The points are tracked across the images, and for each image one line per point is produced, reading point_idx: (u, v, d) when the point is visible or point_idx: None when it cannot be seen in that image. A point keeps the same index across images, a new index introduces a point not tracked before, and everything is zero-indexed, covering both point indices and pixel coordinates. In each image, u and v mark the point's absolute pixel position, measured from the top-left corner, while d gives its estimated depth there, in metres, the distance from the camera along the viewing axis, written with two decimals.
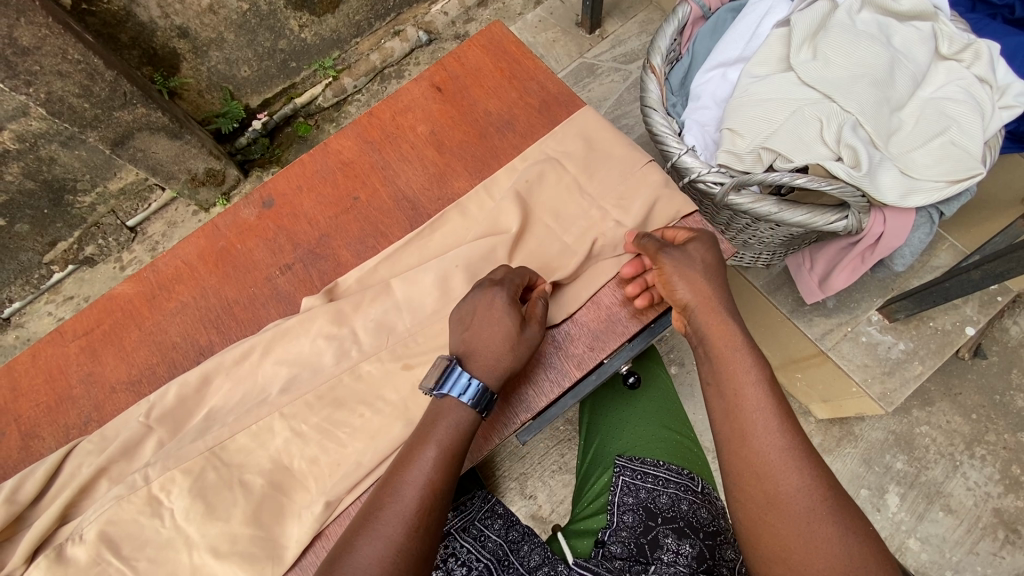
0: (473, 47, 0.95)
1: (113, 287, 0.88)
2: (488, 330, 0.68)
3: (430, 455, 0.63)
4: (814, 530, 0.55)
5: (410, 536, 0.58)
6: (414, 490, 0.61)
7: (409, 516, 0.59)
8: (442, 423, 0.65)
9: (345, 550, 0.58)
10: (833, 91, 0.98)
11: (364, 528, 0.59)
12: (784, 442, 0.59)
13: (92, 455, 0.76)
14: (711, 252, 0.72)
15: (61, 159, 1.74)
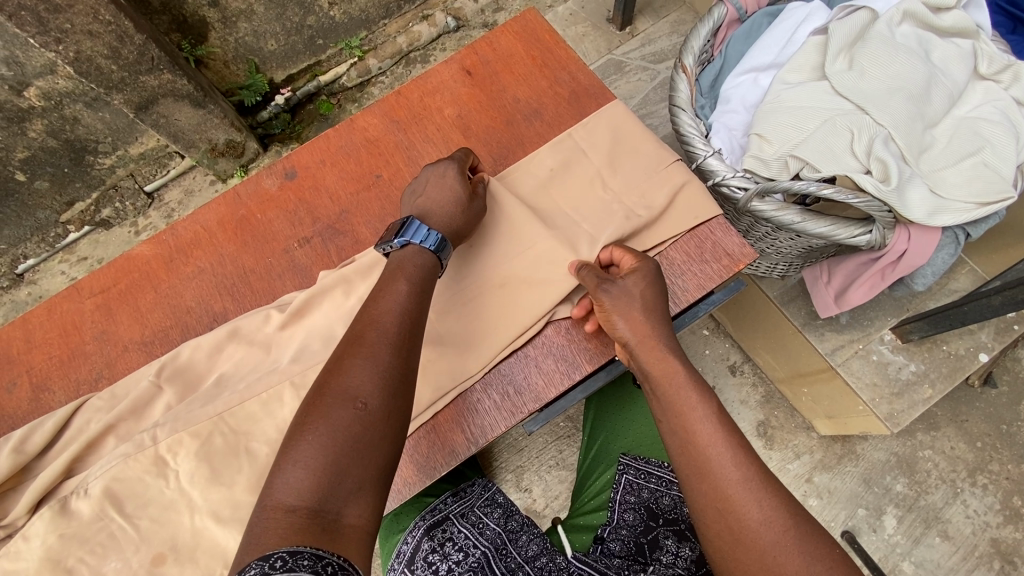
0: (506, 32, 0.94)
1: (131, 248, 0.88)
2: (439, 194, 0.76)
3: (403, 289, 0.66)
4: (782, 565, 0.52)
5: (399, 356, 0.61)
6: (393, 319, 0.63)
7: (394, 341, 0.62)
8: (411, 263, 0.70)
9: (334, 377, 0.58)
10: (866, 103, 0.97)
11: (353, 355, 0.59)
12: (749, 478, 0.57)
13: (101, 412, 0.77)
14: (649, 287, 0.70)
15: (84, 120, 1.75)
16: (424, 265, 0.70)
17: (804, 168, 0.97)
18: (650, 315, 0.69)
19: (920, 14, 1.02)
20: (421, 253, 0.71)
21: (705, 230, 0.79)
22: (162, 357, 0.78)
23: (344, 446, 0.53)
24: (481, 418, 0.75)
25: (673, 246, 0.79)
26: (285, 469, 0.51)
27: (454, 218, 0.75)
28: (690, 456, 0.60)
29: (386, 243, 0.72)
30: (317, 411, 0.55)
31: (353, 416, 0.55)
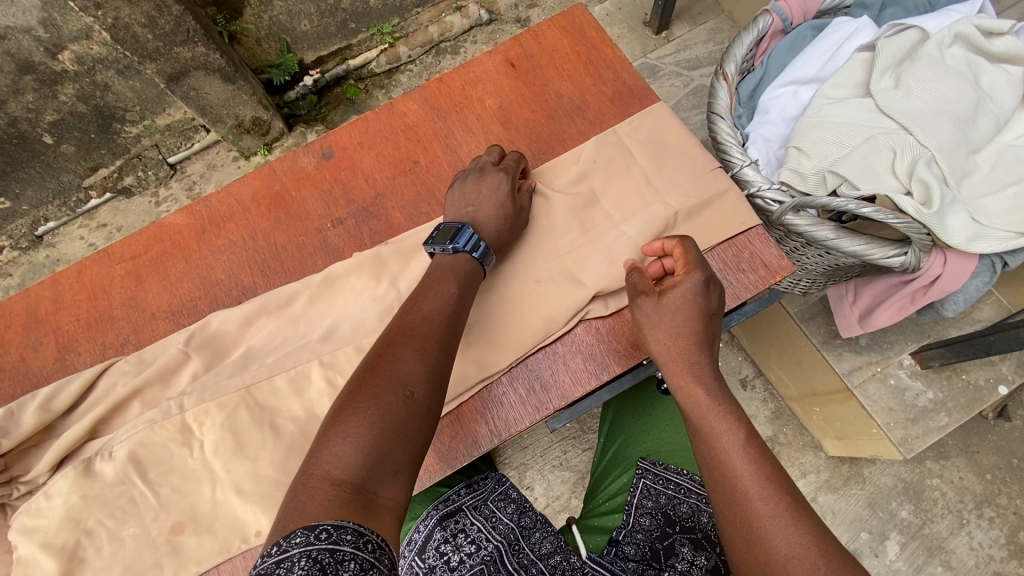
0: (553, 26, 0.93)
1: (164, 216, 0.88)
2: (486, 197, 0.77)
3: (448, 291, 0.68)
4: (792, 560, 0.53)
5: (444, 353, 0.62)
6: (439, 317, 0.65)
7: (440, 338, 0.63)
8: (458, 268, 0.71)
9: (384, 362, 0.59)
10: (911, 123, 0.96)
11: (402, 345, 0.61)
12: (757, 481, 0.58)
13: (126, 375, 0.78)
14: (687, 304, 0.68)
15: (115, 87, 1.76)
16: (470, 273, 0.72)
17: (843, 185, 0.96)
18: (684, 336, 0.68)
19: (972, 37, 1.00)
20: (470, 262, 0.72)
21: (744, 239, 0.78)
22: (191, 326, 0.79)
23: (389, 428, 0.54)
24: (505, 412, 0.74)
25: (711, 254, 0.78)
26: (332, 441, 0.51)
27: (499, 226, 0.76)
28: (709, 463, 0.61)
29: (436, 245, 0.73)
30: (367, 393, 0.56)
31: (400, 401, 0.56)
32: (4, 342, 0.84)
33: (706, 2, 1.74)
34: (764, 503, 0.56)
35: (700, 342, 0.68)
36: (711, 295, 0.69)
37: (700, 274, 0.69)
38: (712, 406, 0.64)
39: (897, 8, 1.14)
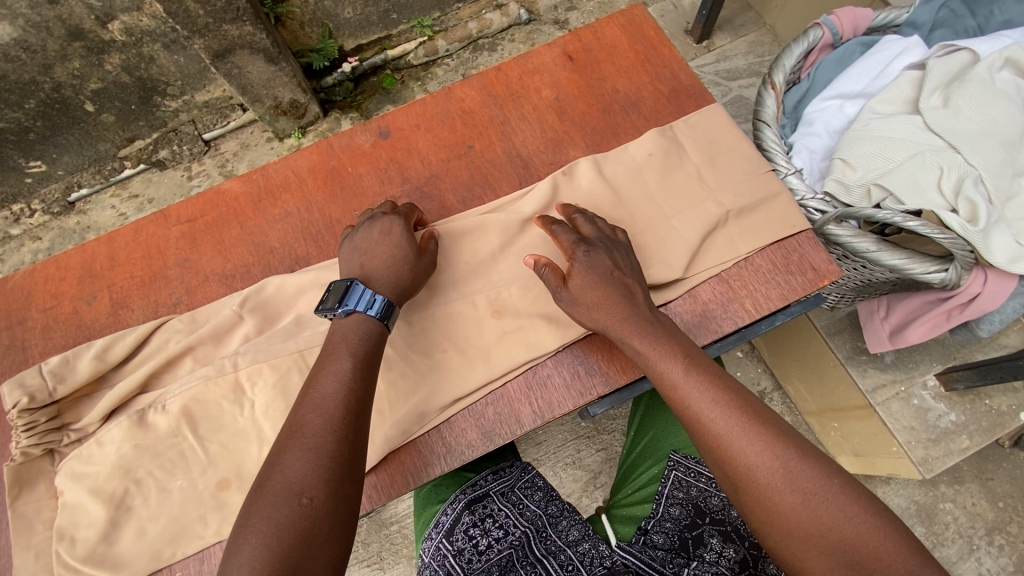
0: (612, 24, 0.95)
1: (221, 183, 0.90)
2: (382, 252, 0.74)
3: (338, 369, 0.65)
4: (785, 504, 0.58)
5: (339, 438, 0.60)
6: (332, 397, 0.63)
7: (332, 427, 0.61)
8: (347, 336, 0.68)
9: (272, 474, 0.58)
10: (959, 142, 0.97)
11: (292, 446, 0.59)
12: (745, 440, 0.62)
13: (179, 333, 0.80)
14: (590, 283, 0.71)
15: (159, 60, 1.79)
16: (368, 335, 0.68)
17: (888, 199, 0.97)
18: (603, 304, 0.71)
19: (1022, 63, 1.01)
20: (370, 322, 0.69)
21: (796, 240, 0.80)
22: (246, 290, 0.82)
23: (287, 538, 0.53)
24: (549, 394, 0.76)
25: (761, 253, 0.79)
26: (230, 570, 0.51)
27: (401, 275, 0.73)
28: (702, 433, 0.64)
29: (328, 311, 0.69)
30: (258, 513, 0.54)
31: (297, 511, 0.55)
32: (58, 294, 0.86)
33: (748, 14, 1.76)
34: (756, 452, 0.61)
35: (620, 302, 0.71)
36: (597, 257, 0.72)
37: (579, 248, 0.73)
38: (712, 392, 0.65)
39: (948, 29, 1.15)
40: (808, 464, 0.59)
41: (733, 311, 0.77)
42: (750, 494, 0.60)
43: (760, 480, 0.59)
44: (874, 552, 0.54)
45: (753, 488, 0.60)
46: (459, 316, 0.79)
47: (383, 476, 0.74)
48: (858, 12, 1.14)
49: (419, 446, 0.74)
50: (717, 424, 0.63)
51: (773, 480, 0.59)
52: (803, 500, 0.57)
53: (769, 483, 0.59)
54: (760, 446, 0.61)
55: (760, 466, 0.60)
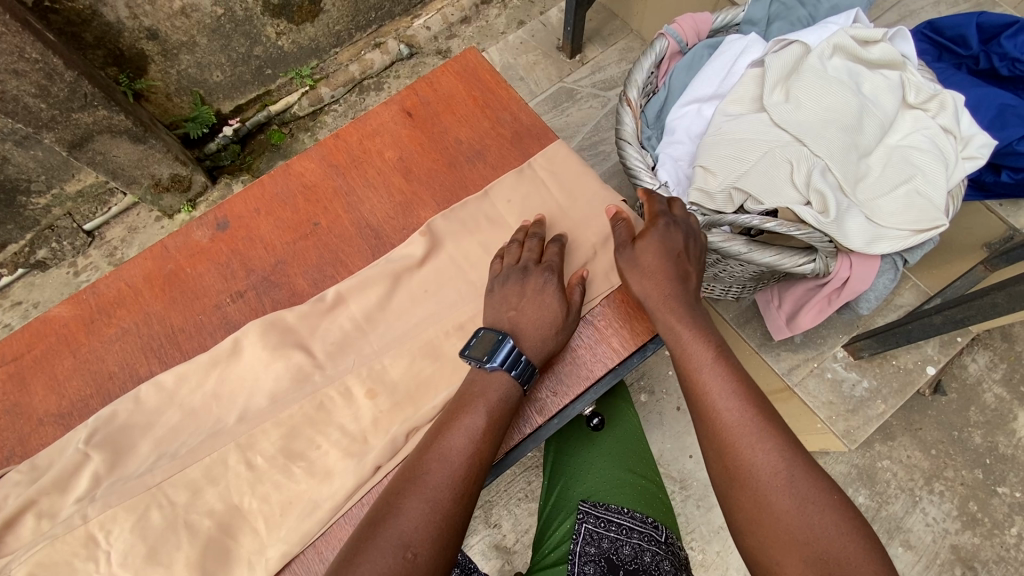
0: (446, 72, 0.92)
1: (48, 309, 0.82)
2: (526, 316, 0.71)
3: (470, 422, 0.65)
4: (772, 498, 0.57)
5: (455, 498, 0.60)
6: (464, 451, 0.63)
7: (449, 484, 0.61)
8: (486, 390, 0.67)
9: (388, 518, 0.58)
10: (803, 134, 0.99)
11: (408, 495, 0.60)
12: (763, 440, 0.60)
13: (20, 486, 0.71)
14: (657, 260, 0.73)
15: (15, 159, 1.64)
16: (502, 395, 0.67)
17: (748, 200, 0.99)
18: (661, 280, 0.72)
19: (850, 48, 1.04)
20: (505, 380, 0.67)
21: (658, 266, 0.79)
22: (92, 422, 0.73)
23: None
24: None
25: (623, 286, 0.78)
26: None
27: (547, 343, 0.71)
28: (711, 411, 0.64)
29: (474, 360, 0.68)
30: (366, 555, 0.55)
31: (399, 568, 0.55)
32: None
33: (614, 23, 1.79)
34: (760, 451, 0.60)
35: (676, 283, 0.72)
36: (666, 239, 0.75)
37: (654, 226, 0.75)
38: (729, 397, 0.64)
39: (784, 21, 1.18)
40: (809, 473, 0.58)
41: (602, 352, 0.76)
42: (742, 488, 0.59)
43: (758, 478, 0.59)
44: (853, 574, 0.52)
45: (748, 483, 0.59)
46: (329, 408, 0.74)
47: None
48: (697, 17, 1.16)
49: (294, 570, 0.67)
50: (724, 413, 0.63)
51: (772, 482, 0.58)
52: (797, 506, 0.56)
53: (766, 482, 0.58)
54: (764, 446, 0.60)
55: (757, 465, 0.59)
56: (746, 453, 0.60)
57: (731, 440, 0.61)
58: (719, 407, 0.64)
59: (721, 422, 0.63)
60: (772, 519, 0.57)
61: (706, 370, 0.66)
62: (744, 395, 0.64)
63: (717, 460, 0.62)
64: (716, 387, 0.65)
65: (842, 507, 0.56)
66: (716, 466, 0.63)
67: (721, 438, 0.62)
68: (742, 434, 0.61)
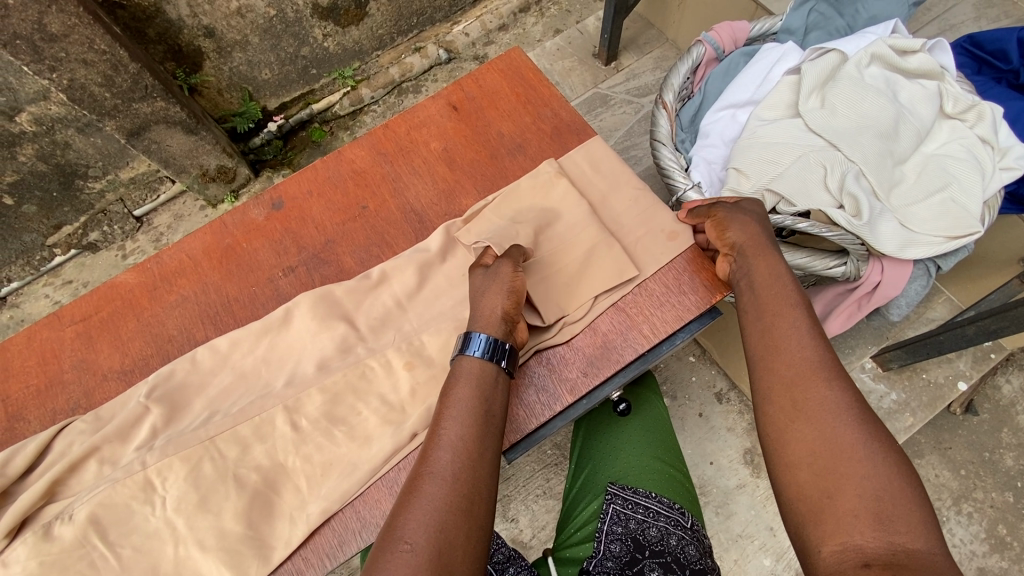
0: (492, 69, 0.97)
1: (114, 276, 0.88)
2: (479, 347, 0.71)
3: (454, 411, 0.66)
4: (837, 435, 0.58)
5: (452, 486, 0.60)
6: (455, 437, 0.64)
7: (449, 471, 0.61)
8: (457, 380, 0.69)
9: (393, 521, 0.58)
10: (838, 140, 1.01)
11: (410, 494, 0.60)
12: (824, 384, 0.61)
13: (84, 434, 0.76)
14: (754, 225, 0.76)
15: (75, 145, 1.67)
16: (477, 376, 0.68)
17: (781, 202, 1.01)
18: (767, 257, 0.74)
19: (888, 57, 1.05)
20: (475, 363, 0.69)
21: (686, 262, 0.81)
22: (153, 378, 0.79)
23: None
24: None
25: (653, 277, 0.81)
26: None
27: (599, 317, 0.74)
28: (773, 351, 0.65)
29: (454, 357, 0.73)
30: (394, 545, 0.55)
31: (404, 562, 0.53)
32: None
33: (650, 32, 1.82)
34: (816, 391, 0.61)
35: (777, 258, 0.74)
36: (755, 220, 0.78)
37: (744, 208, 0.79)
38: (794, 338, 0.65)
39: (821, 31, 1.19)
40: (870, 421, 0.59)
41: (632, 338, 0.78)
42: (806, 424, 0.60)
43: (825, 414, 0.59)
44: (907, 512, 0.52)
45: (813, 420, 0.59)
46: (370, 377, 0.78)
47: (298, 561, 0.70)
48: (734, 26, 1.19)
49: (333, 526, 0.71)
50: (793, 358, 0.64)
51: (839, 419, 0.59)
52: (862, 443, 0.56)
53: (831, 420, 0.59)
54: (834, 389, 0.61)
55: (827, 403, 0.60)
56: (814, 393, 0.61)
57: (799, 382, 0.62)
58: (787, 355, 0.64)
59: (793, 365, 0.63)
60: (833, 454, 0.57)
61: (776, 313, 0.68)
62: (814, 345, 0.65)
63: (783, 397, 0.62)
64: (790, 333, 0.66)
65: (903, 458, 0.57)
66: (780, 403, 0.63)
67: (787, 378, 0.63)
68: (814, 375, 0.62)
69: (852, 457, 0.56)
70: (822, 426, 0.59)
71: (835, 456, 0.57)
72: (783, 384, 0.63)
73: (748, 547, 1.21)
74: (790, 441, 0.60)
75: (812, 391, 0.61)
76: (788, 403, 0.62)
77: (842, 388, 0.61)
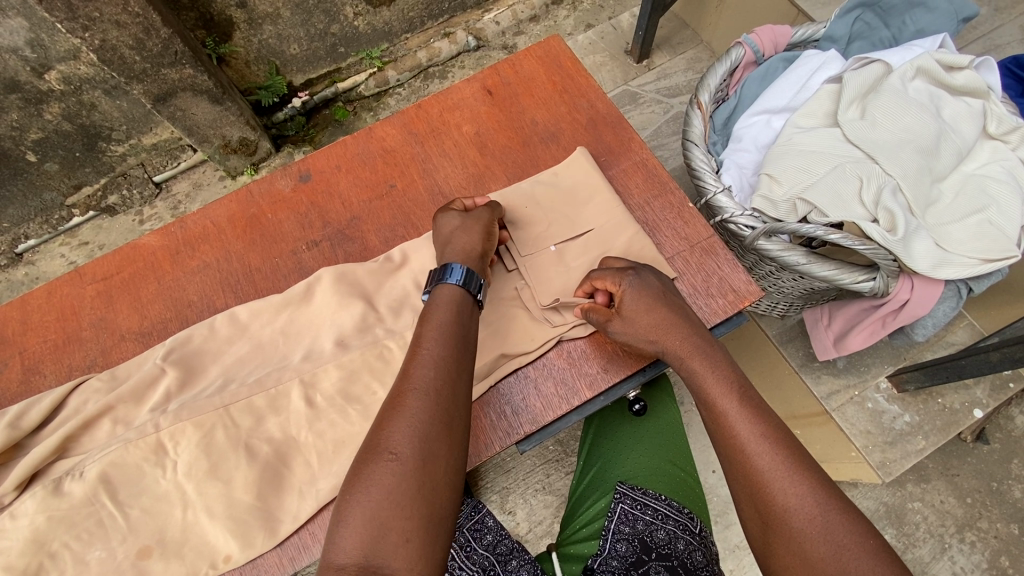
0: (529, 56, 0.95)
1: (137, 237, 0.88)
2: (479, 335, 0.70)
3: (432, 331, 0.66)
4: (807, 549, 0.55)
5: (433, 399, 0.60)
6: (436, 357, 0.63)
7: (430, 386, 0.61)
8: (435, 305, 0.69)
9: (377, 433, 0.59)
10: (877, 153, 0.99)
11: (391, 409, 0.60)
12: (788, 480, 0.58)
13: (98, 393, 0.76)
14: (646, 298, 0.71)
15: (102, 106, 1.67)
16: (453, 305, 0.69)
17: (813, 212, 0.98)
18: (664, 324, 0.70)
19: (934, 71, 1.03)
20: (453, 292, 0.70)
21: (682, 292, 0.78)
22: (170, 342, 0.78)
23: (381, 502, 0.54)
24: (479, 435, 0.74)
25: (680, 279, 0.79)
26: (340, 534, 0.53)
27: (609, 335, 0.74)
28: (732, 448, 0.63)
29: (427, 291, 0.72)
30: (367, 464, 0.57)
31: (390, 470, 0.56)
32: None
33: (685, 32, 1.79)
34: (785, 493, 0.58)
35: (679, 322, 0.70)
36: (646, 279, 0.73)
37: (627, 274, 0.73)
38: (750, 429, 0.62)
39: (864, 41, 1.17)
40: (844, 516, 0.56)
41: None
42: (777, 537, 0.57)
43: (793, 522, 0.57)
44: None
45: (784, 531, 0.57)
46: (388, 358, 0.76)
47: (305, 535, 0.70)
48: (777, 30, 1.16)
49: None
50: (757, 460, 0.60)
51: (808, 526, 0.56)
52: (836, 552, 0.54)
53: (801, 528, 0.56)
54: (799, 484, 0.58)
55: (792, 508, 0.57)
56: (783, 498, 0.58)
57: (765, 486, 0.59)
58: (751, 455, 0.61)
59: (756, 469, 0.60)
60: (807, 569, 0.55)
61: (729, 403, 0.65)
62: (773, 434, 0.62)
63: (751, 506, 0.60)
64: (747, 432, 0.62)
65: (890, 553, 0.54)
66: (752, 515, 0.60)
67: (752, 483, 0.60)
68: (776, 476, 0.59)
69: (826, 568, 0.54)
70: (791, 534, 0.56)
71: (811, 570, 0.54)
72: (746, 485, 0.61)
73: (745, 558, 1.19)
74: (769, 553, 0.58)
75: (778, 496, 0.58)
76: (756, 515, 0.59)
77: (807, 482, 0.58)
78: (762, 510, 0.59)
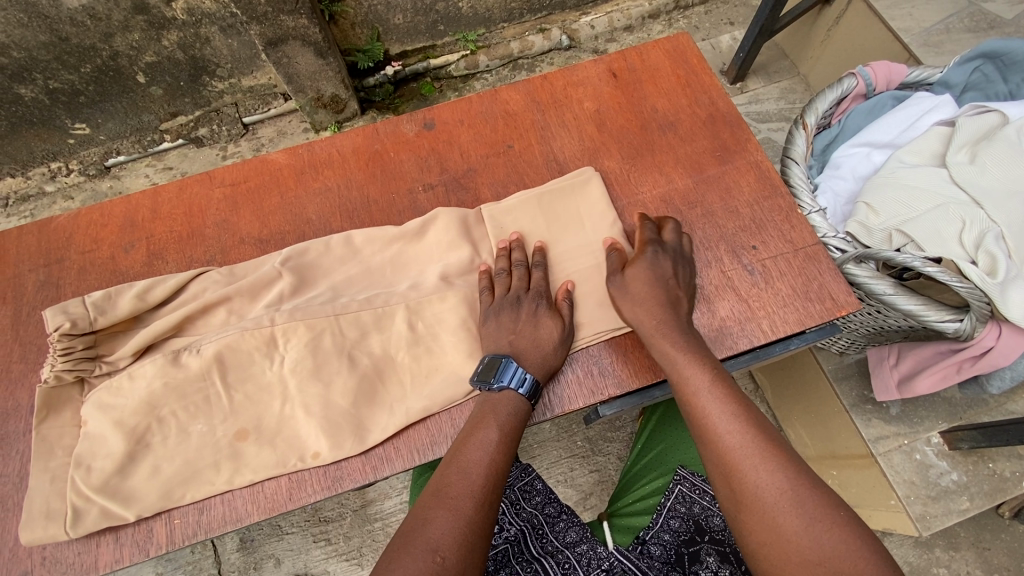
0: (657, 48, 0.99)
1: (267, 153, 0.93)
2: (536, 334, 0.74)
3: (484, 436, 0.65)
4: (779, 523, 0.55)
5: (479, 509, 0.59)
6: (484, 462, 0.63)
7: (475, 493, 0.60)
8: (491, 407, 0.69)
9: (418, 527, 0.57)
10: (983, 198, 0.99)
11: (435, 508, 0.58)
12: (760, 458, 0.60)
13: (217, 284, 0.81)
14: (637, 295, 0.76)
15: (214, 42, 1.71)
16: (513, 413, 0.69)
17: (909, 245, 0.99)
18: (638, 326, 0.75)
19: None
20: (512, 398, 0.69)
21: (775, 293, 0.80)
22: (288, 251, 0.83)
23: None
24: (562, 389, 0.77)
25: (780, 279, 0.81)
26: None
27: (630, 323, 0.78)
28: (702, 430, 0.65)
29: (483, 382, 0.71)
30: (400, 560, 0.54)
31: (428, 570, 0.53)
32: (98, 239, 0.89)
33: (783, 62, 1.81)
34: (760, 472, 0.59)
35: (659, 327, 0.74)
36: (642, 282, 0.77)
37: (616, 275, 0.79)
38: (731, 421, 0.63)
39: (978, 92, 1.17)
40: (813, 489, 0.56)
41: (749, 330, 0.79)
42: (748, 512, 0.58)
43: (763, 497, 0.57)
44: None
45: (753, 506, 0.58)
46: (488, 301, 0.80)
47: (389, 448, 0.74)
48: (893, 67, 1.18)
49: (428, 426, 0.75)
50: (727, 440, 0.62)
51: (777, 502, 0.56)
52: (805, 526, 0.54)
53: (771, 503, 0.57)
54: (774, 466, 0.59)
55: (761, 486, 0.58)
56: (787, 520, 0.55)
57: (738, 467, 0.60)
58: (722, 436, 0.63)
59: (727, 448, 0.62)
60: (779, 544, 0.55)
61: None
62: None
63: (725, 487, 0.61)
64: (715, 413, 0.64)
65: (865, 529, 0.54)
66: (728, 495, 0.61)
67: (726, 464, 0.61)
68: (745, 458, 0.60)
69: (797, 541, 0.54)
70: (763, 511, 0.57)
71: (783, 545, 0.54)
72: (720, 468, 0.62)
73: None
74: (744, 530, 0.58)
75: (747, 475, 0.59)
76: (730, 496, 0.60)
77: (778, 462, 0.59)
78: (735, 489, 0.60)
